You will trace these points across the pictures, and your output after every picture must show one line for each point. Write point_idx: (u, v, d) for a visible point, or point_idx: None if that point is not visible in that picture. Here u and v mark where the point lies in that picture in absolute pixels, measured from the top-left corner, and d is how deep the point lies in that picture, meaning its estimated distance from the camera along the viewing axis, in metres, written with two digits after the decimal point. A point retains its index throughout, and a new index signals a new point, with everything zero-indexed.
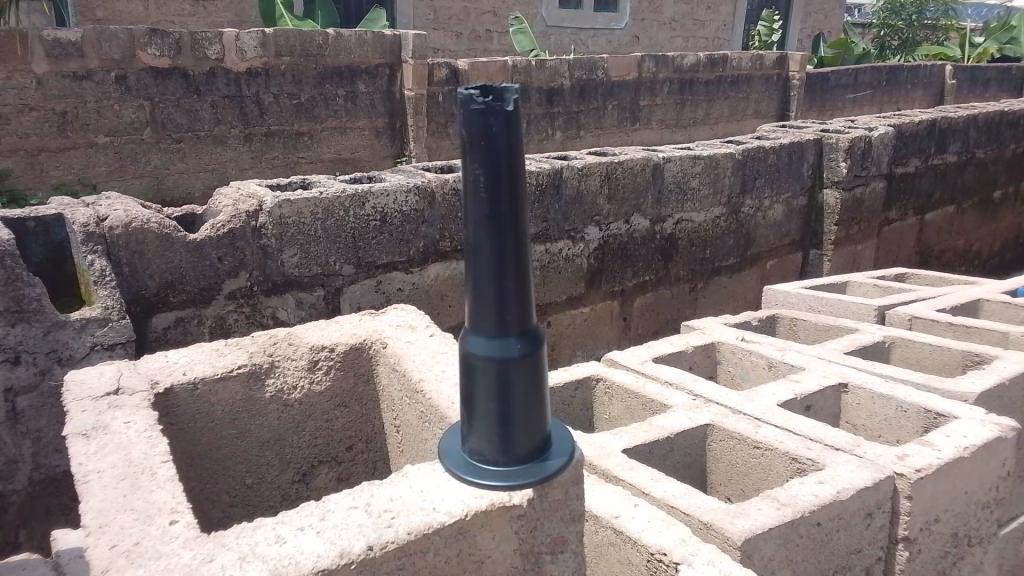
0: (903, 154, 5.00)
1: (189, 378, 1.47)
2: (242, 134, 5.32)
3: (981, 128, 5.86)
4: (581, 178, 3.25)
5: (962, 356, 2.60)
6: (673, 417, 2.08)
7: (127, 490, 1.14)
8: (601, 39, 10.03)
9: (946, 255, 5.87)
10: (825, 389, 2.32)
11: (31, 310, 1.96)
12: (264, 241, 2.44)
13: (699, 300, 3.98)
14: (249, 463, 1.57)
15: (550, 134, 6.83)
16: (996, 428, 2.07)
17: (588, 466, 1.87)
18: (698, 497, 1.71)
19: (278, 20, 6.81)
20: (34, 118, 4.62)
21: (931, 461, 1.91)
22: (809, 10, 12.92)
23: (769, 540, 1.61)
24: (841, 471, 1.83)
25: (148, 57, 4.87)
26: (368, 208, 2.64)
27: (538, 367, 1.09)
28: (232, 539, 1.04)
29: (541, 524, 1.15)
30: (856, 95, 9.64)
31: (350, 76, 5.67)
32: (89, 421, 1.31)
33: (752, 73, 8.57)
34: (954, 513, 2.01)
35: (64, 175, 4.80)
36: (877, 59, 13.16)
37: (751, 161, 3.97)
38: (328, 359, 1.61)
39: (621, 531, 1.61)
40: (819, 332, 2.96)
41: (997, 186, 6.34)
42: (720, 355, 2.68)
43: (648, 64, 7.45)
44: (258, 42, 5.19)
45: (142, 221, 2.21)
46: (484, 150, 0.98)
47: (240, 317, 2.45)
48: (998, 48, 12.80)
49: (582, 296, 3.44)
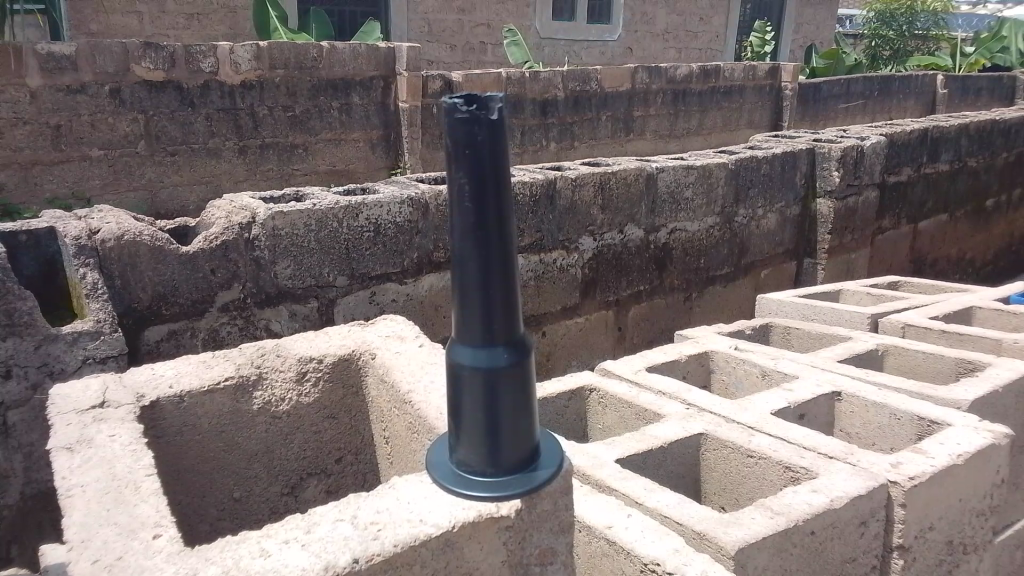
0: (894, 163, 5.02)
1: (175, 391, 1.46)
2: (236, 147, 5.32)
3: (973, 136, 5.89)
4: (575, 188, 3.25)
5: (955, 363, 2.60)
6: (667, 426, 2.07)
7: (110, 504, 1.13)
8: (594, 50, 10.06)
9: (939, 263, 5.89)
10: (818, 397, 2.31)
11: (23, 324, 1.94)
12: (257, 253, 2.44)
13: (693, 309, 3.97)
14: (236, 476, 1.56)
15: (544, 145, 6.85)
16: (990, 435, 2.07)
17: (581, 477, 1.86)
18: (691, 507, 1.70)
19: (272, 33, 6.82)
20: (28, 132, 4.61)
21: (925, 468, 1.90)
22: (801, 21, 12.99)
23: (763, 550, 1.60)
24: (835, 480, 1.82)
25: (142, 71, 4.87)
26: (361, 220, 2.63)
27: (525, 376, 1.09)
28: (216, 553, 1.03)
29: (530, 535, 1.14)
30: (848, 104, 9.69)
31: (344, 88, 5.68)
32: (73, 435, 1.30)
33: (746, 84, 8.60)
34: (948, 521, 2.00)
35: (58, 189, 4.79)
36: (870, 69, 13.22)
37: (743, 171, 3.98)
38: (317, 370, 1.60)
39: (614, 542, 1.60)
40: (813, 341, 2.96)
41: (990, 194, 6.37)
42: (714, 364, 2.68)
43: (641, 76, 7.47)
44: (252, 55, 5.20)
45: (134, 234, 2.20)
46: (469, 158, 0.98)
47: (232, 329, 2.44)
48: (990, 57, 12.87)
49: (576, 307, 3.43)
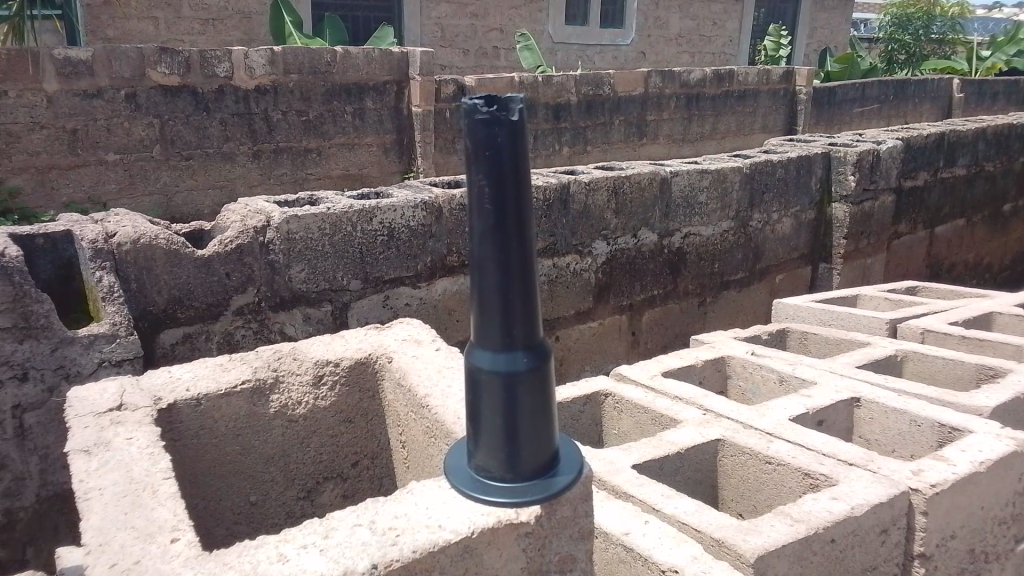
0: (911, 167, 4.98)
1: (192, 394, 1.45)
2: (251, 151, 5.35)
3: (989, 140, 5.84)
4: (589, 192, 3.24)
5: (976, 370, 2.56)
6: (684, 433, 2.05)
7: (127, 508, 1.12)
8: (607, 55, 10.05)
9: (957, 268, 5.83)
10: (837, 403, 2.28)
11: (39, 327, 1.95)
12: (271, 256, 2.44)
13: (708, 314, 3.95)
14: (252, 480, 1.55)
15: (557, 149, 6.85)
16: (1012, 442, 2.04)
17: (597, 483, 1.84)
18: (710, 514, 1.68)
19: (287, 38, 6.88)
20: (45, 136, 4.65)
21: (947, 475, 1.88)
22: (816, 24, 12.92)
23: (783, 557, 1.58)
24: (855, 487, 1.80)
25: (158, 76, 4.89)
26: (376, 223, 2.63)
27: (544, 380, 1.07)
28: (233, 558, 1.03)
29: (549, 542, 1.13)
30: (863, 109, 9.63)
31: (358, 93, 5.69)
32: (90, 438, 1.30)
33: (759, 88, 8.57)
34: (970, 529, 1.97)
35: (75, 193, 4.83)
36: (884, 73, 13.14)
37: (758, 175, 3.95)
38: (333, 373, 1.59)
39: (631, 549, 1.59)
40: (831, 346, 2.93)
41: (1007, 199, 6.30)
42: (730, 370, 2.65)
43: (655, 80, 7.45)
44: (267, 59, 5.22)
45: (151, 237, 2.20)
46: (490, 160, 0.97)
47: (247, 333, 2.44)
48: (1007, 61, 12.75)
49: (590, 311, 3.42)
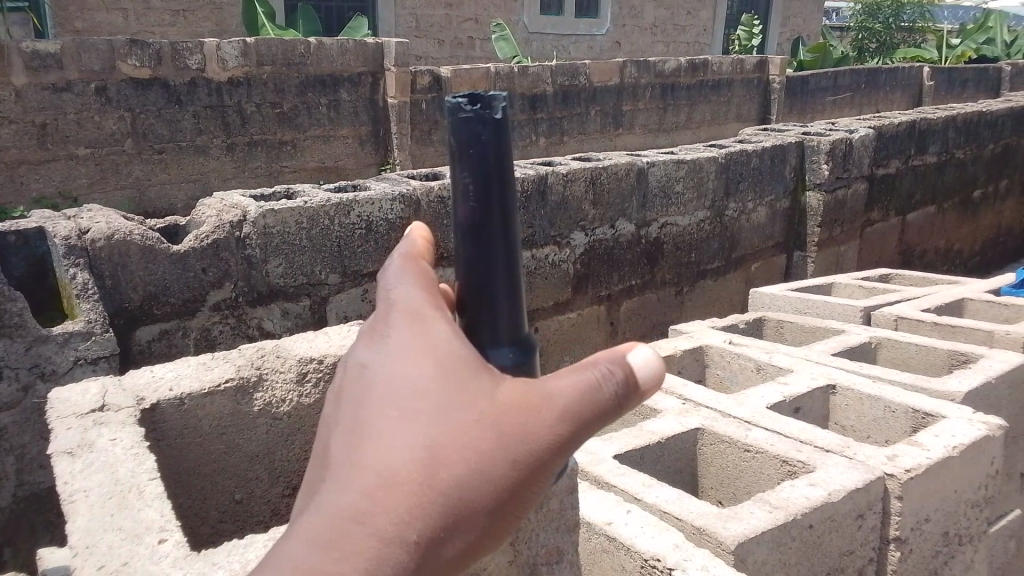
0: (883, 155, 5.04)
1: (176, 393, 1.46)
2: (224, 144, 5.28)
3: (959, 128, 5.93)
4: (566, 184, 3.25)
5: (948, 355, 2.61)
6: (664, 422, 2.08)
7: (113, 508, 1.12)
8: (582, 45, 10.05)
9: (928, 254, 5.93)
10: (813, 391, 2.32)
11: (13, 325, 1.92)
12: (248, 251, 2.42)
13: (685, 303, 3.98)
14: (238, 478, 1.56)
15: (534, 140, 6.85)
16: (984, 427, 2.08)
17: (580, 473, 1.86)
18: (690, 502, 1.70)
19: (260, 29, 6.80)
20: (13, 131, 4.58)
21: (920, 461, 1.92)
22: (788, 14, 13.01)
23: (761, 543, 1.60)
24: (831, 473, 1.83)
25: (129, 68, 4.84)
26: (353, 216, 2.61)
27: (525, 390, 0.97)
28: (222, 556, 1.03)
29: (536, 534, 1.15)
30: (836, 97, 9.72)
31: (332, 84, 5.65)
32: (74, 439, 1.31)
33: (733, 78, 8.63)
34: (944, 513, 2.02)
35: (45, 188, 4.75)
36: (857, 62, 13.26)
37: (733, 164, 3.99)
38: (317, 370, 1.56)
39: (614, 539, 1.60)
40: (806, 334, 2.97)
41: (977, 185, 6.40)
42: (709, 359, 2.68)
43: (630, 70, 7.48)
44: (239, 51, 5.17)
45: (124, 234, 2.18)
46: (472, 158, 0.87)
47: (224, 328, 2.43)
48: (976, 49, 12.92)
49: (568, 302, 3.44)
